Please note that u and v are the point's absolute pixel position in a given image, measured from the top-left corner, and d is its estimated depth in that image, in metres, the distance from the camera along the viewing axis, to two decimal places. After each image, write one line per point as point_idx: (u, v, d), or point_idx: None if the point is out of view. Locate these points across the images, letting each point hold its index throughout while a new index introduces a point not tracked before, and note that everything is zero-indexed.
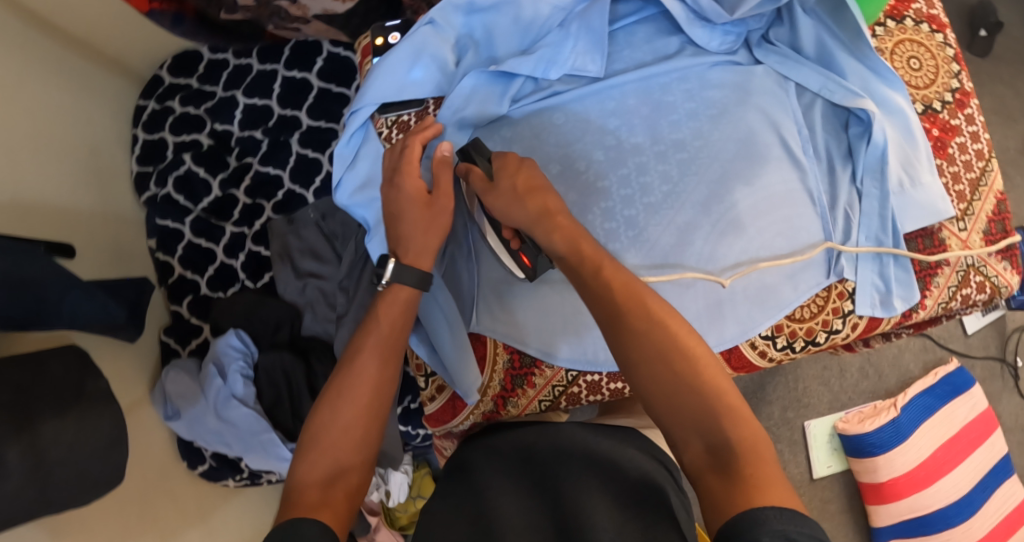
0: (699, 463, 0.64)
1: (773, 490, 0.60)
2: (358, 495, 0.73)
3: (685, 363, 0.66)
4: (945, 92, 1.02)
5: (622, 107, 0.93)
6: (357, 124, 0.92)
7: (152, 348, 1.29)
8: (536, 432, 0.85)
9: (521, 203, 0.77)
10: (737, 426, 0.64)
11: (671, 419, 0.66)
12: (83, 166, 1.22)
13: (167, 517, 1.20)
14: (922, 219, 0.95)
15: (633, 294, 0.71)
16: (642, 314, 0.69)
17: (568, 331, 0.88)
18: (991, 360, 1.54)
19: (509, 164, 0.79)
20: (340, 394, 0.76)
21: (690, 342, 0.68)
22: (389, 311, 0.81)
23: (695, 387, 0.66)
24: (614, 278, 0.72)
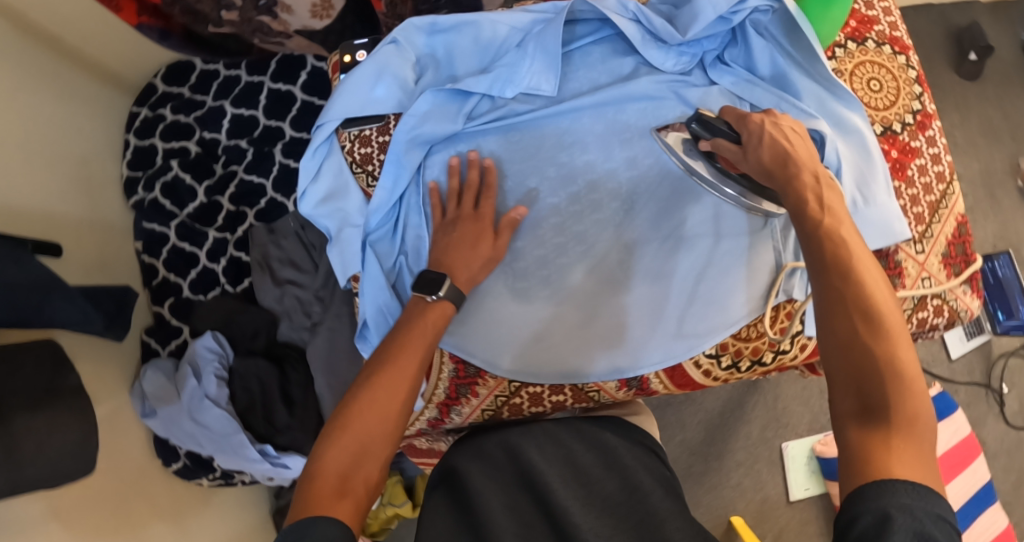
0: (846, 415, 0.63)
1: (916, 468, 0.59)
2: (374, 488, 0.74)
3: (870, 318, 0.64)
4: (905, 114, 1.02)
5: (577, 126, 0.94)
6: (322, 138, 0.95)
7: (133, 348, 1.33)
8: (517, 434, 0.86)
9: (767, 160, 0.77)
10: (900, 394, 0.62)
11: (833, 367, 0.65)
12: (72, 172, 1.27)
13: (139, 515, 1.23)
14: (876, 238, 0.95)
15: (838, 247, 0.68)
16: (838, 266, 0.67)
17: (517, 343, 0.90)
18: (975, 385, 1.52)
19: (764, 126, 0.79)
20: (373, 384, 0.78)
21: (884, 298, 0.66)
22: (430, 322, 0.84)
23: (883, 346, 0.64)
24: (829, 234, 0.69)
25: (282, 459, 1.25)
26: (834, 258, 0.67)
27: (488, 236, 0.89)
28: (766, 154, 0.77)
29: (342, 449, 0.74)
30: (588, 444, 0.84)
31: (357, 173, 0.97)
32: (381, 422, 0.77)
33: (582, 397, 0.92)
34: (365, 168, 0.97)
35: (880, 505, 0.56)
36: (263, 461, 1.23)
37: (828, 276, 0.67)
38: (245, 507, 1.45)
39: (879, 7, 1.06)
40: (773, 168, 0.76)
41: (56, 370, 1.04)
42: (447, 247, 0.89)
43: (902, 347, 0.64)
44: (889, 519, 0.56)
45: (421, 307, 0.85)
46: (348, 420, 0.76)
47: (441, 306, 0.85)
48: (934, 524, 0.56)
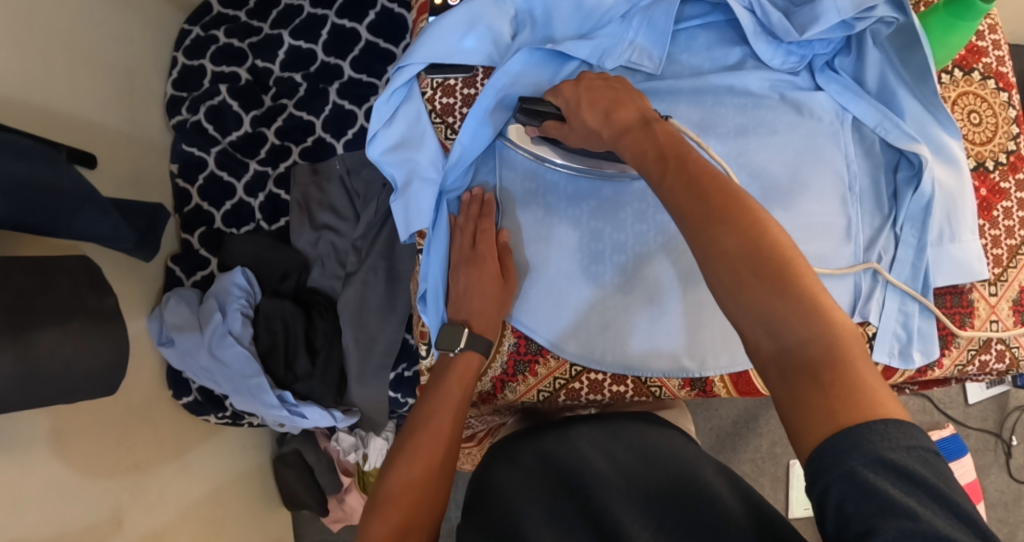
0: (769, 362, 0.63)
1: (871, 394, 0.58)
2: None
3: (762, 254, 0.62)
4: (1000, 153, 1.00)
5: (673, 109, 0.92)
6: (401, 80, 0.89)
7: (157, 275, 1.27)
8: (550, 439, 0.86)
9: (596, 117, 0.76)
10: (813, 325, 0.61)
11: (739, 319, 0.64)
12: (117, 82, 1.20)
13: (142, 442, 1.20)
14: (956, 276, 0.94)
15: (698, 193, 0.66)
16: (705, 210, 0.65)
17: (580, 326, 0.87)
18: (987, 433, 1.53)
19: (588, 84, 0.79)
20: (413, 449, 0.81)
21: (768, 231, 0.63)
22: (456, 376, 0.85)
23: (777, 290, 0.62)
24: (682, 174, 0.67)
25: (300, 408, 1.20)
26: (695, 208, 0.65)
27: (500, 282, 0.87)
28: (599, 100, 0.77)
29: (384, 521, 0.75)
30: (624, 438, 0.85)
31: (435, 123, 0.93)
32: (421, 491, 0.78)
33: (643, 390, 0.88)
34: (444, 120, 0.93)
35: (847, 464, 0.56)
36: (280, 407, 1.19)
37: (698, 223, 0.65)
38: (249, 451, 1.45)
39: (989, 36, 1.02)
40: (602, 119, 0.75)
41: (92, 287, 0.97)
42: (459, 297, 0.87)
43: (805, 272, 0.62)
44: (857, 475, 0.56)
45: (446, 363, 0.86)
46: (389, 494, 0.78)
47: (466, 359, 0.85)
48: (909, 458, 0.56)
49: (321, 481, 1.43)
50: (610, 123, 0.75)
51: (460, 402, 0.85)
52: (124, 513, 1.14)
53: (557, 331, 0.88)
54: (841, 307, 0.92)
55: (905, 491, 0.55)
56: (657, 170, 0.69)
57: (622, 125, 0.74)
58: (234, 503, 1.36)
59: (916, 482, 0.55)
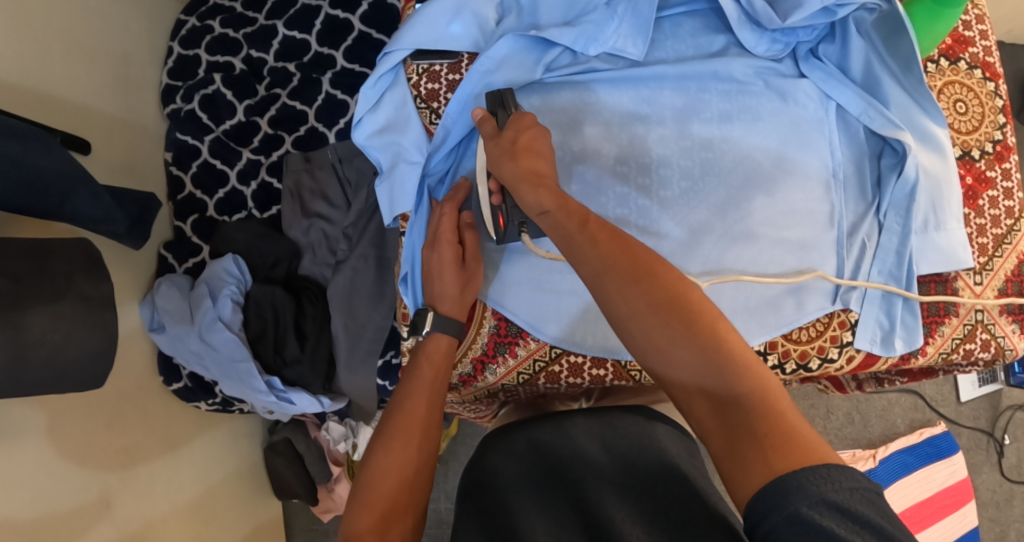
0: (703, 421, 0.64)
1: (799, 441, 0.60)
2: (411, 540, 0.73)
3: (683, 313, 0.66)
4: (986, 142, 1.00)
5: (657, 96, 0.92)
6: (388, 66, 0.91)
7: (148, 262, 1.28)
8: (545, 429, 0.83)
9: (509, 160, 0.78)
10: (742, 381, 0.63)
11: (673, 380, 0.66)
12: (111, 70, 1.22)
13: (132, 426, 1.21)
14: (940, 265, 0.93)
15: (622, 251, 0.70)
16: (629, 267, 0.69)
17: (558, 312, 0.87)
18: (979, 432, 1.52)
19: (521, 124, 0.81)
20: (390, 434, 0.78)
21: (687, 295, 0.67)
22: (427, 361, 0.84)
23: (702, 348, 0.65)
24: (602, 229, 0.72)
25: (287, 394, 1.21)
26: (616, 264, 0.69)
27: (455, 261, 0.86)
28: (519, 142, 0.79)
29: (369, 511, 0.74)
30: (619, 427, 0.82)
31: (420, 108, 0.93)
32: (402, 475, 0.76)
33: (623, 374, 0.88)
34: (430, 104, 0.93)
35: (794, 506, 0.57)
36: (268, 393, 1.20)
37: (622, 278, 0.68)
38: (240, 440, 1.45)
39: (976, 28, 1.02)
40: (507, 156, 0.78)
41: (89, 271, 0.96)
42: (427, 276, 0.87)
43: (725, 328, 0.66)
44: (801, 518, 0.56)
45: (415, 350, 0.85)
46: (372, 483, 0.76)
47: (435, 341, 0.85)
48: (854, 499, 0.56)
49: (310, 469, 1.43)
50: (516, 164, 0.77)
51: (434, 383, 0.84)
52: (113, 496, 1.15)
53: (541, 315, 0.87)
54: (824, 297, 0.91)
55: (847, 528, 0.55)
56: (575, 220, 0.73)
57: (524, 169, 0.76)
58: (224, 490, 1.37)
59: (863, 526, 0.55)
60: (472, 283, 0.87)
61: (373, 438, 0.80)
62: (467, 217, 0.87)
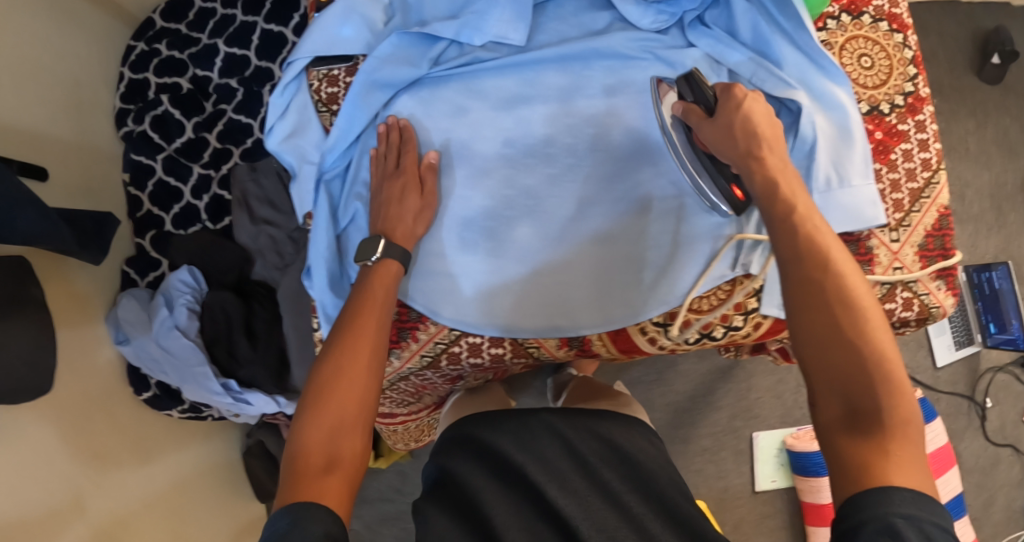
0: (834, 424, 0.67)
1: (907, 468, 0.63)
2: (362, 456, 0.76)
3: (848, 314, 0.68)
4: (895, 95, 0.97)
5: (540, 78, 0.90)
6: (291, 75, 0.96)
7: (111, 276, 1.34)
8: (516, 427, 0.89)
9: (731, 140, 0.77)
10: (890, 398, 0.66)
11: (818, 374, 0.68)
12: (63, 97, 1.29)
13: (100, 432, 1.26)
14: (847, 223, 0.92)
15: (816, 248, 0.71)
16: (820, 261, 0.70)
17: (541, 281, 0.88)
18: (958, 397, 1.47)
19: (728, 98, 0.78)
20: (341, 347, 0.79)
21: (867, 302, 0.69)
22: (377, 281, 0.84)
23: (861, 357, 0.67)
24: (804, 224, 0.72)
25: (244, 395, 1.27)
26: (801, 262, 0.70)
27: (416, 189, 0.88)
28: (736, 124, 0.77)
29: (319, 424, 0.75)
30: (583, 430, 0.89)
31: (321, 112, 0.96)
32: (353, 389, 0.77)
33: (522, 352, 0.90)
34: (330, 108, 0.96)
35: (881, 513, 0.61)
36: (224, 394, 1.25)
37: (807, 276, 0.70)
38: (214, 442, 1.50)
39: None
40: (730, 138, 0.77)
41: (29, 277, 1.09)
42: (381, 205, 0.88)
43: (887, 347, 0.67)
44: (891, 527, 0.60)
45: (366, 272, 0.85)
46: (321, 389, 0.77)
47: (386, 266, 0.84)
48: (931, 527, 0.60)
49: None
50: (745, 146, 0.76)
51: (386, 301, 0.84)
52: (84, 497, 1.19)
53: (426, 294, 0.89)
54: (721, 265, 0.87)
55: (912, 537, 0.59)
56: (780, 212, 0.73)
57: (742, 151, 0.76)
58: (202, 490, 1.42)
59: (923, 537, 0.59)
60: (426, 214, 0.88)
61: (324, 348, 0.81)
62: (430, 158, 0.89)
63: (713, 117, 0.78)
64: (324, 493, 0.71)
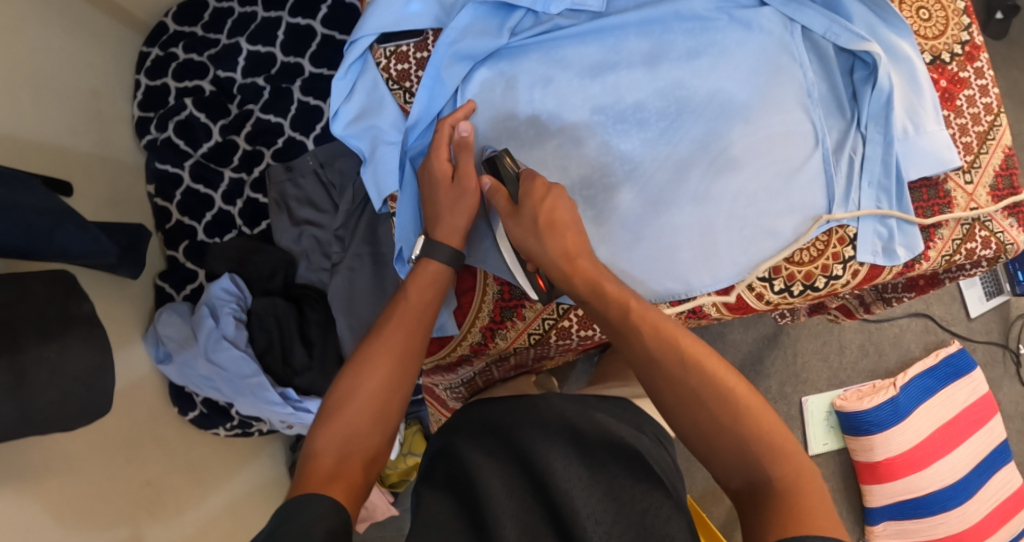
0: (744, 501, 0.68)
1: (815, 521, 0.62)
2: (371, 465, 0.76)
3: (718, 399, 0.71)
4: (954, 44, 0.98)
5: (622, 45, 0.91)
6: (355, 54, 0.92)
7: (146, 293, 1.27)
8: (522, 415, 0.87)
9: (539, 237, 0.79)
10: (777, 465, 0.67)
11: (716, 460, 0.71)
12: (82, 108, 1.21)
13: (151, 459, 1.19)
14: (927, 167, 0.92)
15: (666, 341, 0.75)
16: (676, 354, 0.74)
17: (657, 241, 0.91)
18: (994, 345, 1.57)
19: (536, 190, 0.80)
20: (366, 358, 0.81)
21: (724, 373, 0.72)
22: (414, 288, 0.85)
23: (738, 434, 0.70)
24: (644, 320, 0.76)
25: (303, 403, 1.21)
26: (663, 356, 0.74)
27: (444, 180, 0.85)
28: (542, 214, 0.80)
29: (330, 431, 0.76)
30: (593, 423, 0.86)
31: (393, 89, 0.94)
32: (370, 401, 0.78)
33: None
34: (402, 85, 0.94)
35: None
36: (283, 404, 1.20)
37: (673, 363, 0.74)
38: (262, 459, 1.43)
39: None
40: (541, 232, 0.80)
41: (68, 295, 0.98)
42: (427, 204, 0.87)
43: (758, 414, 0.71)
44: None
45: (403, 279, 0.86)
46: (340, 400, 0.78)
47: (425, 267, 0.86)
48: None
49: None
50: (555, 241, 0.79)
51: (420, 310, 0.85)
52: (142, 527, 1.12)
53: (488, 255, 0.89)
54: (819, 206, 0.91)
55: None
56: (616, 309, 0.77)
57: (556, 251, 0.79)
58: (252, 511, 1.35)
59: None
60: (461, 204, 0.85)
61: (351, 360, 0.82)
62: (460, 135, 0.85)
63: (518, 211, 0.80)
64: (328, 499, 0.69)
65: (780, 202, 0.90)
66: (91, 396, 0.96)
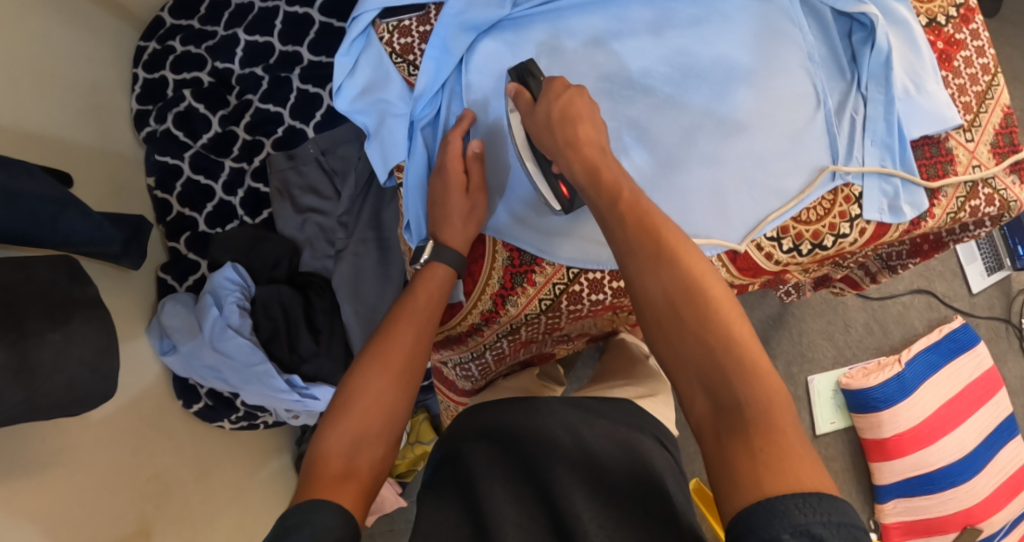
0: (704, 421, 0.67)
1: (787, 470, 0.62)
2: (379, 468, 0.77)
3: (694, 308, 0.70)
4: (949, 7, 1.00)
5: (626, 13, 0.93)
6: (358, 30, 0.92)
7: (148, 286, 1.26)
8: (523, 414, 0.89)
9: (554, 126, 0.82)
10: (750, 389, 0.66)
11: (678, 370, 0.70)
12: (82, 100, 1.21)
13: (159, 453, 1.17)
14: (929, 125, 0.93)
15: (649, 236, 0.73)
16: (652, 250, 0.73)
17: (681, 197, 0.91)
18: (996, 320, 1.58)
19: (556, 88, 0.84)
20: (372, 359, 0.83)
21: (711, 287, 0.71)
22: (422, 288, 0.88)
23: (710, 348, 0.68)
24: (631, 208, 0.75)
25: (310, 390, 1.21)
26: (639, 250, 0.73)
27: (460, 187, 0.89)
28: (555, 111, 0.82)
29: (339, 431, 0.77)
30: (596, 426, 0.87)
31: (398, 62, 0.93)
32: (379, 400, 0.80)
33: None
34: (406, 58, 0.93)
35: (772, 528, 0.59)
36: (290, 391, 1.19)
37: (649, 263, 0.72)
38: (267, 452, 1.41)
39: None
40: (559, 123, 0.81)
41: (73, 279, 0.96)
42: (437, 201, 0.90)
43: (738, 331, 0.69)
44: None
45: (413, 277, 0.90)
46: (347, 400, 0.80)
47: (431, 271, 0.88)
48: (833, 533, 0.58)
49: None
50: (572, 131, 0.81)
51: (426, 313, 0.87)
52: (151, 524, 1.10)
53: (500, 219, 0.91)
54: (823, 157, 0.91)
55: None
56: (606, 198, 0.77)
57: (582, 168, 0.79)
58: (260, 511, 1.34)
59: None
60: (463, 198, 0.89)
61: (358, 359, 0.84)
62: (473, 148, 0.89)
63: (535, 106, 0.83)
64: (341, 494, 0.71)
65: (788, 162, 0.91)
66: (98, 383, 0.95)
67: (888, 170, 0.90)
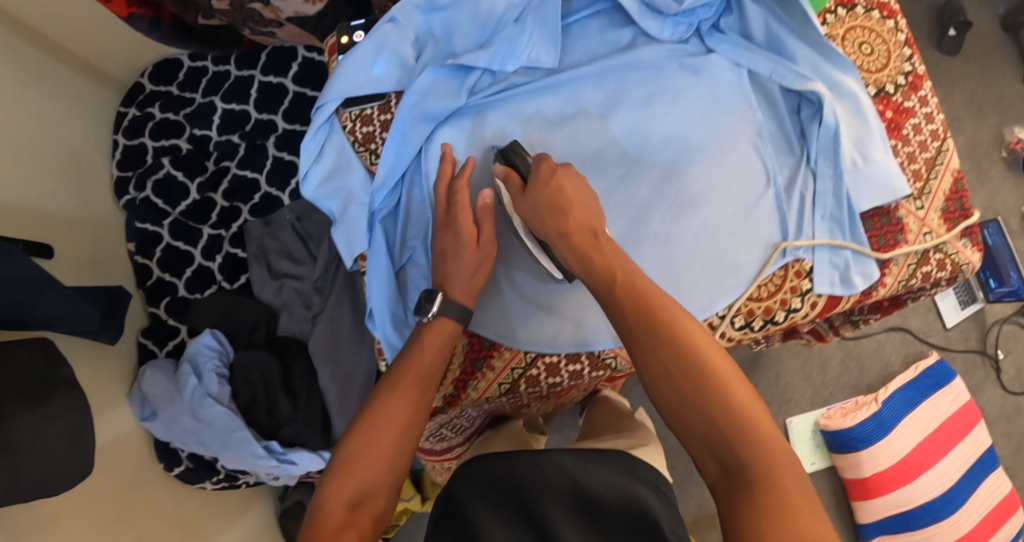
0: (716, 482, 0.69)
1: (794, 523, 0.63)
2: (377, 522, 0.79)
3: (692, 377, 0.71)
4: (897, 75, 1.02)
5: (578, 95, 0.95)
6: (323, 118, 0.94)
7: (129, 351, 1.29)
8: (522, 460, 0.78)
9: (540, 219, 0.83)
10: (755, 451, 0.68)
11: (686, 436, 0.72)
12: (62, 171, 1.23)
13: (140, 518, 1.18)
14: (878, 197, 0.95)
15: (643, 313, 0.74)
16: (651, 328, 0.73)
17: None
18: (972, 353, 1.60)
19: (544, 172, 0.84)
20: (376, 414, 0.83)
21: (712, 355, 0.72)
22: (429, 343, 0.87)
23: (713, 412, 0.70)
24: (630, 291, 0.76)
25: (288, 455, 1.22)
26: (633, 328, 0.74)
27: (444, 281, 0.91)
28: (546, 199, 0.83)
29: (342, 486, 0.79)
30: (591, 470, 0.78)
31: (360, 151, 0.96)
32: (381, 455, 0.81)
33: (600, 364, 0.94)
34: (368, 146, 0.96)
35: None
36: (269, 457, 1.21)
37: (645, 340, 0.73)
38: (251, 511, 1.42)
39: None
40: (551, 211, 0.82)
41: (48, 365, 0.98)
42: None
43: (740, 395, 0.70)
44: None
45: (421, 328, 0.89)
46: (351, 454, 0.81)
47: (440, 325, 0.88)
48: None
49: None
50: (564, 220, 0.81)
51: (430, 364, 0.87)
52: None
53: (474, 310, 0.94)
54: (772, 236, 0.94)
55: None
56: (605, 282, 0.78)
57: (555, 230, 0.82)
58: None
59: None
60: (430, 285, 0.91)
61: (360, 413, 0.85)
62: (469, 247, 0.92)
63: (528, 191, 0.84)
64: None
65: (741, 236, 0.94)
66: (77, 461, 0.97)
67: (837, 243, 0.93)
